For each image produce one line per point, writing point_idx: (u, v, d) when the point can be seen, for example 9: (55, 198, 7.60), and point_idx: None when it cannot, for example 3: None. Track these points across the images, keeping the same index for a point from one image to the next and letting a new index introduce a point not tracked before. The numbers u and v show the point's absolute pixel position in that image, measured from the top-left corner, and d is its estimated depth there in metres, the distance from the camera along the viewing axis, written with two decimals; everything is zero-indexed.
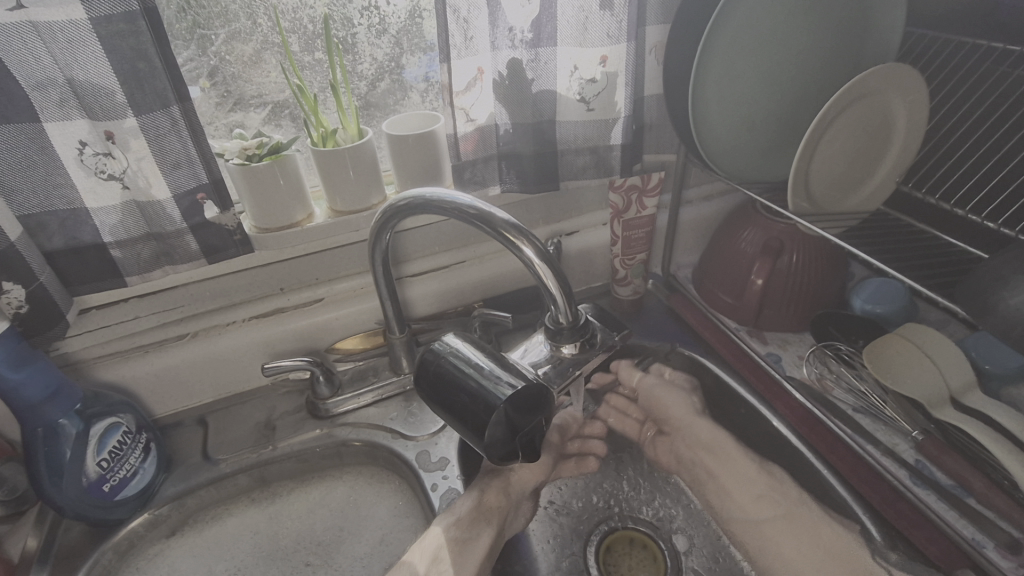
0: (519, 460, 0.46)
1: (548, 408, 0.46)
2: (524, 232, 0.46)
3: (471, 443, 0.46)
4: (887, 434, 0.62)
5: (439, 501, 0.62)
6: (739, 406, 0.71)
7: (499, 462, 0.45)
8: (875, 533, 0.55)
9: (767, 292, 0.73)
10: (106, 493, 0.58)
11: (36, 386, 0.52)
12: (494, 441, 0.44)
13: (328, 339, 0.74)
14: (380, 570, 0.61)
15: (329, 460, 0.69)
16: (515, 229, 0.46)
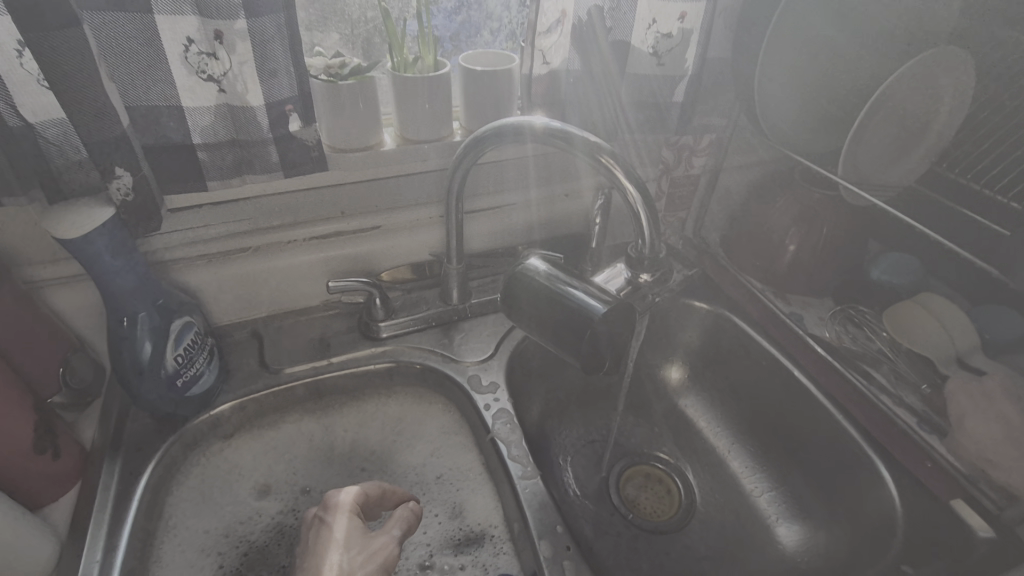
0: (604, 369, 0.51)
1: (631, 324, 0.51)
2: (616, 157, 0.51)
3: (558, 353, 0.51)
4: (896, 386, 0.69)
5: (491, 419, 0.66)
6: (761, 359, 0.77)
7: (585, 372, 0.50)
8: (882, 467, 0.63)
9: (797, 258, 0.78)
10: (179, 388, 0.60)
11: (127, 276, 0.53)
12: (587, 351, 0.48)
13: (383, 267, 0.76)
14: (433, 478, 0.65)
15: (381, 379, 0.72)
16: (607, 152, 0.51)
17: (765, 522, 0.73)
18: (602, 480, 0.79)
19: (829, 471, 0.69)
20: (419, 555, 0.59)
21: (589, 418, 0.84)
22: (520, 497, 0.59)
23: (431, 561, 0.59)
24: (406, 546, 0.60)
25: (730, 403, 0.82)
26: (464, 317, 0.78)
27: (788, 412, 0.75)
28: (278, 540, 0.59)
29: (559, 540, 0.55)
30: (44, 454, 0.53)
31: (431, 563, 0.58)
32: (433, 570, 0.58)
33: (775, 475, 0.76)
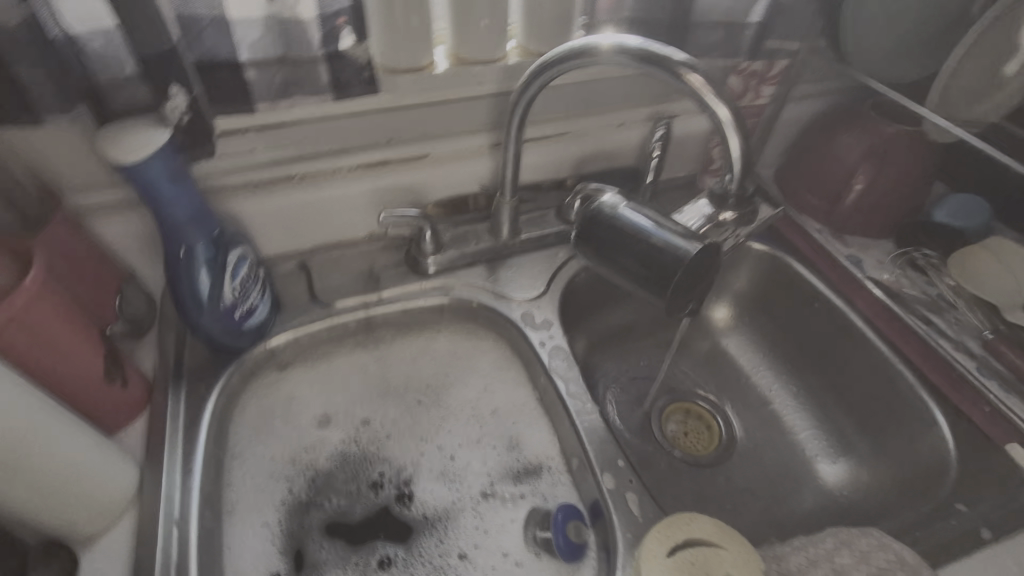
0: (689, 310, 0.51)
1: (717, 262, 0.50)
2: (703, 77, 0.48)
3: (635, 292, 0.51)
4: (957, 331, 0.68)
5: (547, 356, 0.66)
6: (814, 300, 0.76)
7: (670, 312, 0.50)
8: (937, 410, 0.64)
9: (862, 197, 0.75)
10: (236, 321, 0.60)
11: (183, 207, 0.51)
12: (677, 290, 0.48)
13: (430, 199, 0.73)
14: (488, 412, 0.66)
15: (431, 314, 0.71)
16: (690, 67, 0.48)
17: (808, 459, 0.75)
18: (645, 414, 0.80)
19: (879, 411, 0.70)
20: (481, 484, 0.61)
21: (632, 356, 0.84)
22: (581, 432, 0.60)
23: (492, 489, 0.60)
24: (468, 475, 0.61)
25: (777, 342, 0.82)
26: (514, 252, 0.76)
27: (840, 353, 0.75)
28: (343, 467, 0.61)
29: (622, 474, 0.57)
30: (114, 384, 0.53)
31: (492, 491, 0.60)
32: (495, 498, 0.60)
33: (819, 413, 0.77)
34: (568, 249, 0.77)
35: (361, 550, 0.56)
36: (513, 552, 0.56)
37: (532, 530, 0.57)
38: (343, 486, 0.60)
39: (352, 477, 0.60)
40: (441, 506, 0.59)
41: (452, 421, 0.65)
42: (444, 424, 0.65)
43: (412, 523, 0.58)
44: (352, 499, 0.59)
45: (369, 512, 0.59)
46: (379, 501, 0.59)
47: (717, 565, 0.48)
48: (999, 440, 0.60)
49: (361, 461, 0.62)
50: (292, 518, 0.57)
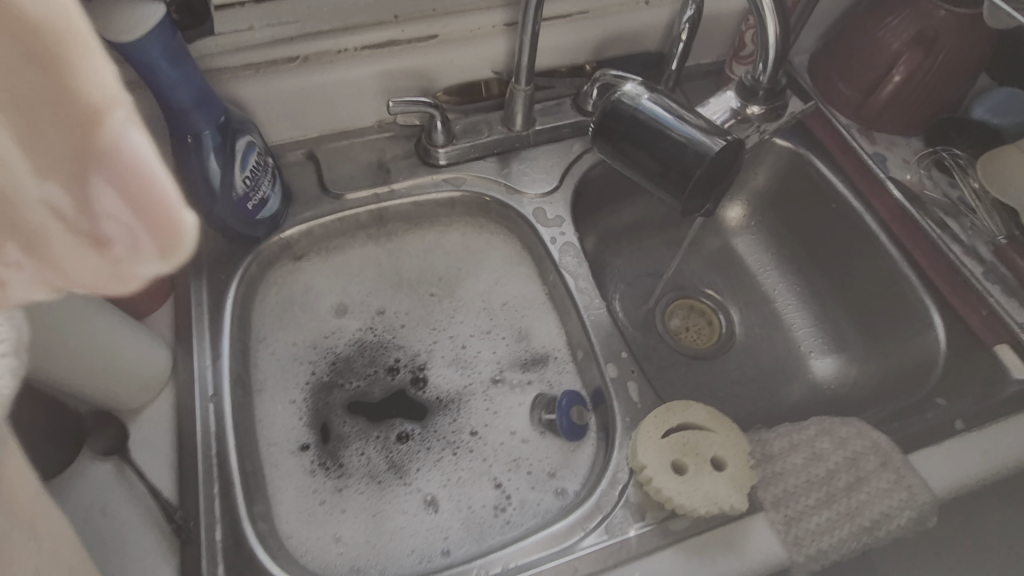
0: (704, 211, 0.50)
1: (738, 161, 0.48)
2: None
3: (651, 192, 0.50)
4: (971, 236, 0.68)
5: (557, 252, 0.67)
6: (830, 201, 0.75)
7: (682, 210, 0.50)
8: (935, 313, 0.66)
9: (897, 90, 0.71)
10: (250, 212, 0.60)
11: (186, 87, 0.50)
12: (694, 188, 0.47)
13: (439, 85, 0.70)
14: (498, 305, 0.68)
15: (442, 208, 0.71)
16: None
17: (804, 354, 0.78)
18: (649, 310, 0.82)
19: (877, 312, 0.72)
20: (491, 371, 0.65)
21: (640, 253, 0.85)
22: (588, 325, 0.63)
23: (502, 376, 0.64)
24: (478, 363, 0.65)
25: (787, 243, 0.82)
26: (526, 145, 0.73)
27: (849, 255, 0.75)
28: (361, 352, 0.65)
29: (624, 365, 0.60)
30: None
31: (502, 378, 0.64)
32: (504, 383, 0.64)
33: (818, 312, 0.79)
34: (583, 143, 0.74)
35: (382, 425, 0.61)
36: (520, 430, 0.61)
37: (538, 411, 0.62)
38: (361, 370, 0.64)
39: (370, 362, 0.64)
40: (454, 389, 0.64)
41: (464, 313, 0.68)
42: (456, 316, 0.68)
43: (427, 403, 0.63)
44: (371, 381, 0.63)
45: (387, 393, 0.63)
46: (396, 383, 0.64)
47: (705, 447, 0.52)
48: (989, 342, 0.62)
49: (377, 348, 0.65)
50: (317, 397, 0.61)
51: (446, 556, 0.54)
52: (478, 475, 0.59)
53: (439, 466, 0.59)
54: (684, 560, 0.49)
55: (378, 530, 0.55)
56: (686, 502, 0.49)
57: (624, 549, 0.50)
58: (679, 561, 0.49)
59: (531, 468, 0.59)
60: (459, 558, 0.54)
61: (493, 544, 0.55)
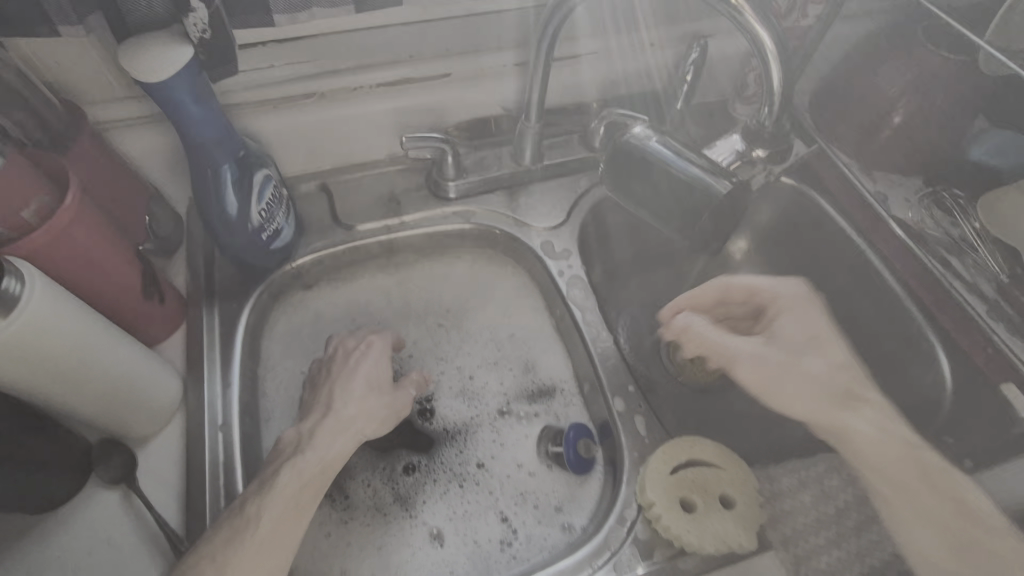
0: (713, 249, 0.51)
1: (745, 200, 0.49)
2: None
3: (658, 228, 0.51)
4: (973, 274, 0.68)
5: (564, 284, 0.68)
6: (833, 238, 0.77)
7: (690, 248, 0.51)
8: (940, 349, 0.66)
9: (897, 132, 0.72)
10: (263, 242, 0.61)
11: (208, 125, 0.51)
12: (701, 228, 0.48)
13: (451, 121, 0.72)
14: (506, 336, 0.69)
15: (451, 239, 0.72)
16: None
17: None
18: (654, 342, 0.83)
19: (882, 348, 0.73)
20: (498, 402, 0.65)
21: (645, 286, 0.86)
22: (594, 358, 0.63)
23: (508, 408, 0.64)
24: (485, 393, 0.65)
25: (790, 277, 0.83)
26: (535, 179, 0.75)
27: (852, 290, 0.76)
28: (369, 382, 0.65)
29: (632, 398, 0.60)
30: (152, 300, 0.55)
31: (509, 410, 0.64)
32: (511, 416, 0.64)
33: None
34: (590, 177, 0.76)
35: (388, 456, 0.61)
36: (526, 464, 0.61)
37: (545, 444, 0.62)
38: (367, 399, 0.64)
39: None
40: (460, 420, 0.64)
41: (471, 343, 0.68)
42: (463, 346, 0.68)
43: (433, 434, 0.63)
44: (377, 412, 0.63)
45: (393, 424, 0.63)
46: (403, 413, 0.64)
47: (714, 484, 0.52)
48: (996, 379, 0.62)
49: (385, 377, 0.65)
50: None
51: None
52: (483, 510, 0.58)
53: (444, 500, 0.59)
54: None
55: (382, 566, 0.55)
56: (694, 540, 0.49)
57: None
58: None
59: (538, 503, 0.59)
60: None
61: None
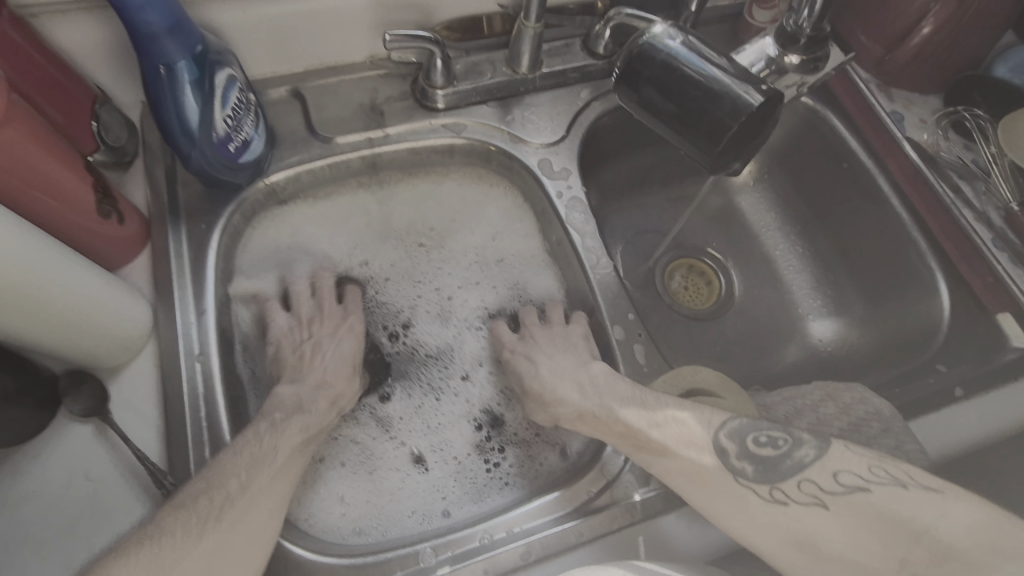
0: (732, 170, 0.48)
1: (774, 117, 0.45)
2: None
3: (677, 147, 0.48)
4: (982, 202, 0.66)
5: (563, 207, 0.64)
6: (842, 161, 0.73)
7: (709, 169, 0.47)
8: (941, 280, 0.65)
9: (928, 46, 0.67)
10: (232, 156, 0.55)
11: (159, 11, 0.43)
12: (727, 147, 0.45)
13: (438, 18, 0.63)
14: (497, 262, 0.66)
15: (440, 155, 0.66)
16: None
17: (801, 316, 0.77)
18: (648, 269, 0.80)
19: (880, 277, 0.72)
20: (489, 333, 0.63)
21: (641, 210, 0.82)
22: (593, 285, 0.60)
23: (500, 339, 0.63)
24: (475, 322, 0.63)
25: (792, 204, 0.80)
26: (531, 90, 0.68)
27: (856, 216, 0.73)
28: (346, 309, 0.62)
29: (631, 327, 0.58)
30: (110, 219, 0.50)
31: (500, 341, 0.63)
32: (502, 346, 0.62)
33: (818, 274, 0.78)
34: (592, 89, 0.69)
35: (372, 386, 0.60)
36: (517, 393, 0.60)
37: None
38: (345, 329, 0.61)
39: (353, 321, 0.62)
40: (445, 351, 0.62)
41: (460, 270, 0.65)
42: (451, 273, 0.65)
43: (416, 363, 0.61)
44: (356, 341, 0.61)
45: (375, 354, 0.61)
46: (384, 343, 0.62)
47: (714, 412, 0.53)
48: (992, 309, 0.62)
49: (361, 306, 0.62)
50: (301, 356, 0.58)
51: (446, 517, 0.54)
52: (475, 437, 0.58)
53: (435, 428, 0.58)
54: (686, 524, 0.49)
55: (375, 493, 0.54)
56: None
57: (627, 513, 0.49)
58: (682, 525, 0.49)
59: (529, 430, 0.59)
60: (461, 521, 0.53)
61: (495, 507, 0.54)
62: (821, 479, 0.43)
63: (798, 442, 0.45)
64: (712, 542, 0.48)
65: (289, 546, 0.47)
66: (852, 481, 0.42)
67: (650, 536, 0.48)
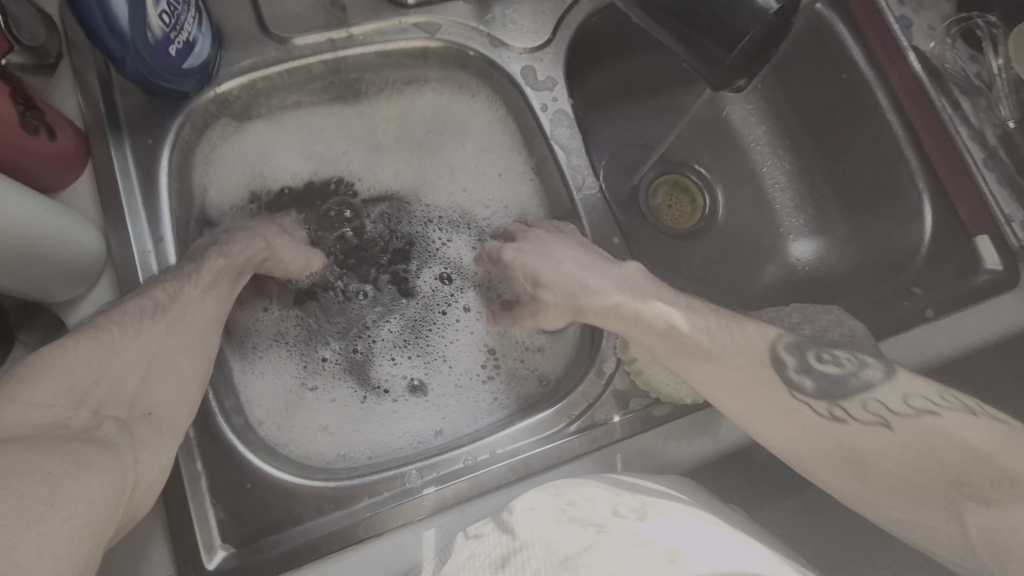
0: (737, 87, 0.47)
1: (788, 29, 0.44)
2: None
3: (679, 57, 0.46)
4: (980, 118, 0.63)
5: (548, 123, 0.59)
6: (843, 70, 0.69)
7: (712, 85, 0.47)
8: (927, 202, 0.65)
9: None
10: (174, 59, 0.49)
11: None
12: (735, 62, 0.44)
13: None
14: (494, 169, 0.63)
15: (413, 61, 0.60)
16: None
17: (783, 235, 0.77)
18: (632, 185, 0.78)
19: (866, 198, 0.71)
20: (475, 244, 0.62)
21: (625, 122, 0.79)
22: (577, 206, 0.58)
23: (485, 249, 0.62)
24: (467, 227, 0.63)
25: (784, 118, 0.77)
26: None
27: (850, 134, 0.71)
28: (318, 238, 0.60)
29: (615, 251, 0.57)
30: (39, 133, 0.44)
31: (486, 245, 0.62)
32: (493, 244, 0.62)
33: (803, 190, 0.77)
34: None
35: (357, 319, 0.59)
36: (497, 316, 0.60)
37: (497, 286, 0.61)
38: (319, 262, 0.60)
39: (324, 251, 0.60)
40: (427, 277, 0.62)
41: (458, 178, 0.63)
42: (446, 184, 0.63)
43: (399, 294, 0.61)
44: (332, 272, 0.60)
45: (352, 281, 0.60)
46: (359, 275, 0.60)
47: None
48: (973, 231, 0.61)
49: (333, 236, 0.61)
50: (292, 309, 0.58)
51: (440, 436, 0.55)
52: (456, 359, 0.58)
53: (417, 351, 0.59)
54: (662, 442, 0.51)
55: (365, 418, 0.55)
56: (673, 392, 0.51)
57: (608, 433, 0.51)
58: (658, 443, 0.51)
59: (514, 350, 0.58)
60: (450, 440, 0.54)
61: (485, 423, 0.56)
62: (889, 402, 0.44)
63: (861, 364, 0.47)
64: (685, 458, 0.51)
65: (272, 471, 0.46)
66: (924, 406, 0.43)
67: (628, 451, 0.50)
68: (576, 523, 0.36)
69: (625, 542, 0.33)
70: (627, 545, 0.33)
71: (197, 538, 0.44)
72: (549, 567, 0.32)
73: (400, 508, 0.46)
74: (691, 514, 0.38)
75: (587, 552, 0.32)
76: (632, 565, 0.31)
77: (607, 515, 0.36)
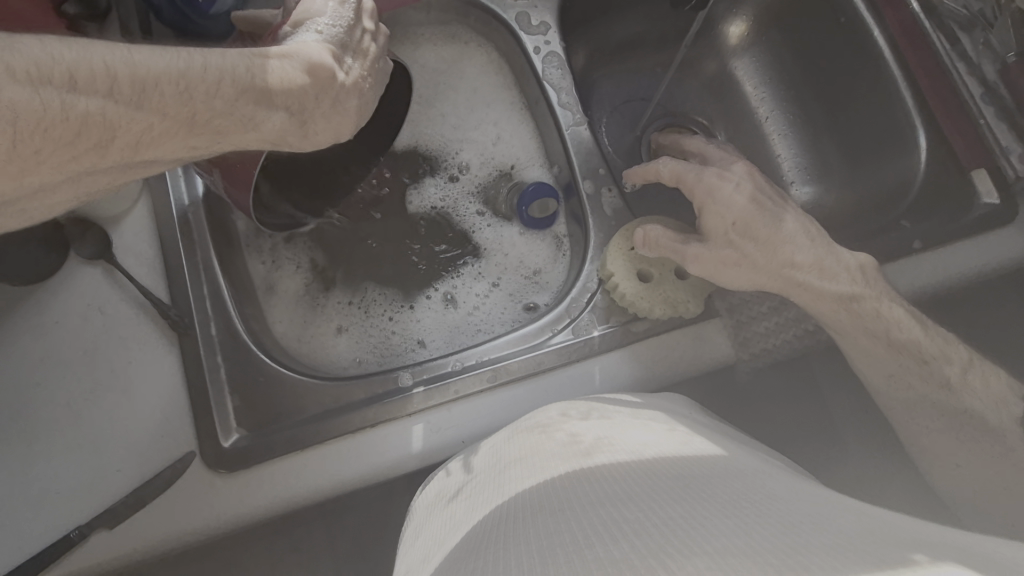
0: None
1: None
2: None
3: None
4: (979, 53, 0.62)
5: (541, 64, 0.64)
6: (841, 15, 0.69)
7: None
8: (922, 135, 0.65)
9: None
10: (200, 4, 0.54)
11: None
12: None
13: None
14: (482, 103, 0.69)
15: (417, 11, 0.65)
16: None
17: (784, 184, 0.77)
18: (635, 136, 0.78)
19: (864, 141, 0.71)
20: (471, 160, 0.68)
21: (626, 77, 0.80)
22: (567, 139, 0.63)
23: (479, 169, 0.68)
24: (466, 148, 0.69)
25: (784, 67, 0.79)
26: None
27: (849, 78, 0.71)
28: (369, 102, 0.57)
29: (601, 181, 0.61)
30: None
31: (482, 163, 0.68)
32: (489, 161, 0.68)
33: (805, 135, 0.78)
34: None
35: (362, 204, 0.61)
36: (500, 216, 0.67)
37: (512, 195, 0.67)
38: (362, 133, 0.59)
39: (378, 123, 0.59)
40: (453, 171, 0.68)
41: (450, 111, 0.69)
42: (444, 118, 0.68)
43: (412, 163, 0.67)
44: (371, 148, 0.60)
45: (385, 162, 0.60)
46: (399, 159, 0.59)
47: (672, 259, 0.56)
48: (969, 167, 0.60)
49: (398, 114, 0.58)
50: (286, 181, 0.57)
51: (420, 345, 0.62)
52: (462, 255, 0.66)
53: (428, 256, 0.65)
54: (640, 356, 0.53)
55: (370, 292, 0.63)
56: (648, 304, 0.53)
57: (586, 347, 0.54)
58: (637, 356, 0.53)
59: (509, 257, 0.66)
60: (428, 327, 0.62)
61: (460, 335, 0.62)
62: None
63: None
64: (661, 373, 0.53)
65: (279, 368, 0.54)
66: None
67: (604, 365, 0.53)
68: (526, 431, 0.40)
69: (558, 441, 0.36)
70: (558, 444, 0.36)
71: (215, 419, 0.50)
72: (493, 474, 0.36)
73: (391, 404, 0.51)
74: (633, 415, 0.39)
75: (528, 454, 0.36)
76: (550, 461, 0.34)
77: (555, 416, 0.40)
